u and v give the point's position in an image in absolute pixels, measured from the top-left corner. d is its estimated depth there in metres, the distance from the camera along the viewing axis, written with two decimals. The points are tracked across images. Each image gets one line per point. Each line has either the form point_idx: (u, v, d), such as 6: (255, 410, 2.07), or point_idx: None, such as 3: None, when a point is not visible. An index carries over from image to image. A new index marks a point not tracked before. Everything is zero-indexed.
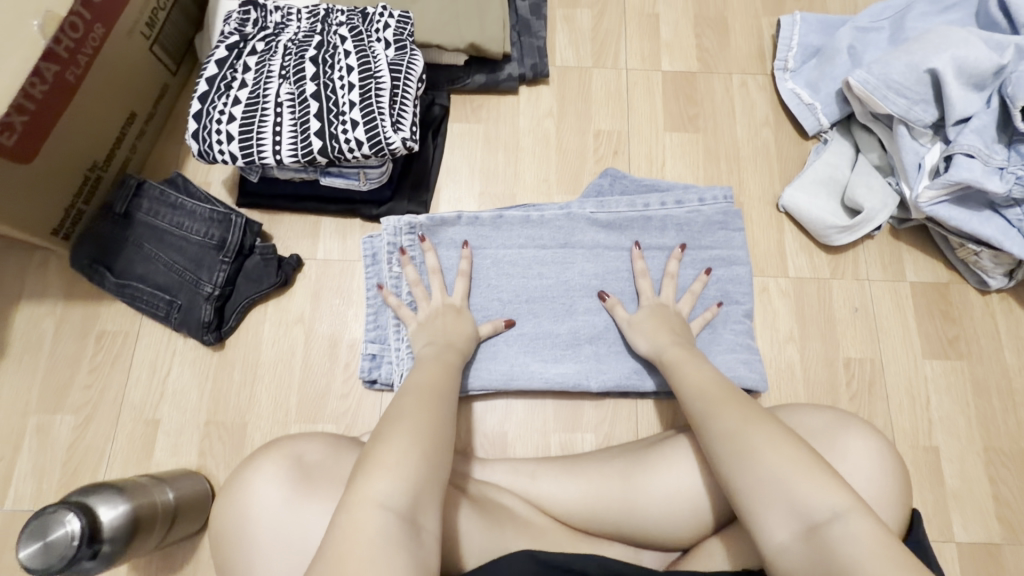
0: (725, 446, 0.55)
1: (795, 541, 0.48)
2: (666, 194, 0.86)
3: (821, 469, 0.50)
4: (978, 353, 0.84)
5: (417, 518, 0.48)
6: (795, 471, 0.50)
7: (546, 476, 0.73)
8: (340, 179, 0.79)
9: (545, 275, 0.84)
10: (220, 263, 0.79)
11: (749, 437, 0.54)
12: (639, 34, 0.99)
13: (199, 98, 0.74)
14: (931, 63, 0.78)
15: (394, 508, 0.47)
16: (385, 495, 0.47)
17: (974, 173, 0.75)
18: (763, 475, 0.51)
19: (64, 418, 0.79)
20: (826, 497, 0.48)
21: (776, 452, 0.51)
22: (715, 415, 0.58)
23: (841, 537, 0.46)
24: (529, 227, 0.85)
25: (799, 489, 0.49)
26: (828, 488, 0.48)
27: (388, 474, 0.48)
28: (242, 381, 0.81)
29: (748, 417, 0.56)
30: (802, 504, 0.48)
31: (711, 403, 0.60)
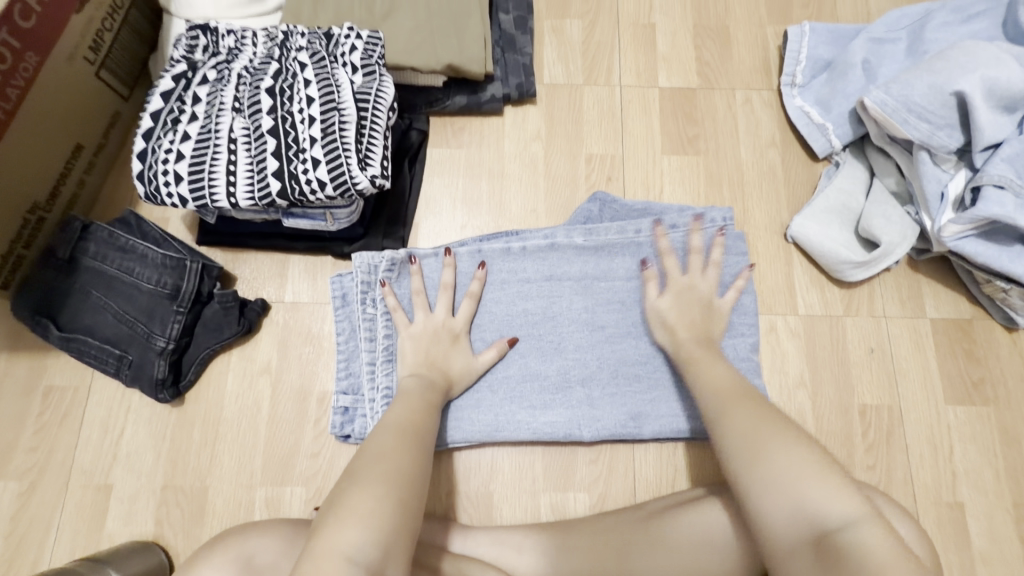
0: (738, 444, 0.53)
1: (802, 546, 0.46)
2: (658, 218, 0.78)
3: (837, 476, 0.48)
4: (1005, 397, 0.77)
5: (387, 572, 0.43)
6: (808, 476, 0.48)
7: (534, 547, 0.66)
8: (305, 220, 0.71)
9: (531, 311, 0.76)
10: (174, 314, 0.72)
11: (763, 438, 0.52)
12: (634, 47, 0.91)
13: (143, 135, 0.67)
14: (958, 85, 0.70)
15: (363, 563, 0.42)
16: (353, 547, 0.42)
17: (1006, 208, 0.68)
18: (773, 476, 0.49)
19: (7, 485, 0.72)
20: (839, 503, 0.46)
21: (787, 455, 0.49)
22: (727, 415, 0.56)
23: (852, 545, 0.43)
24: (510, 259, 0.77)
25: (811, 494, 0.47)
26: (841, 496, 0.46)
27: (358, 521, 0.44)
28: (202, 439, 0.74)
29: (763, 418, 0.54)
30: (813, 509, 0.46)
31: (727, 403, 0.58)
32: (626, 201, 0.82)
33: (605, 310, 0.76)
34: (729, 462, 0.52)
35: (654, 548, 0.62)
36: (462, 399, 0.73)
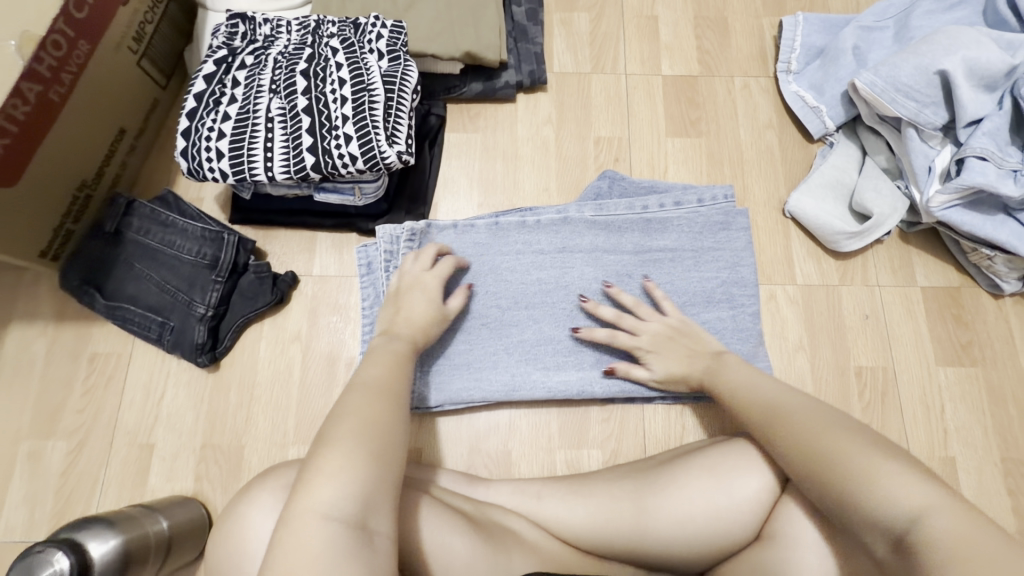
0: (797, 453, 0.54)
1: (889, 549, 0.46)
2: (665, 195, 0.84)
3: (900, 464, 0.48)
4: (992, 358, 0.81)
5: (370, 525, 0.44)
6: (868, 474, 0.48)
7: (551, 496, 0.69)
8: (335, 194, 0.77)
9: (544, 280, 0.81)
10: (214, 282, 0.77)
11: (817, 440, 0.53)
12: (638, 38, 0.97)
13: (187, 115, 0.72)
14: (941, 65, 0.76)
15: (339, 518, 0.43)
16: (329, 505, 0.43)
17: (988, 178, 0.73)
18: (836, 477, 0.50)
19: (57, 444, 0.77)
20: (908, 488, 0.46)
21: (849, 453, 0.50)
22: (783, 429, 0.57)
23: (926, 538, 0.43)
24: (525, 233, 0.82)
25: (872, 496, 0.47)
26: (907, 481, 0.46)
27: (330, 480, 0.44)
28: (239, 402, 0.79)
29: (815, 421, 0.55)
30: (880, 509, 0.46)
31: (778, 410, 0.59)
32: (635, 180, 0.87)
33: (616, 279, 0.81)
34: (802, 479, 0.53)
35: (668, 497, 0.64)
36: (478, 359, 0.79)
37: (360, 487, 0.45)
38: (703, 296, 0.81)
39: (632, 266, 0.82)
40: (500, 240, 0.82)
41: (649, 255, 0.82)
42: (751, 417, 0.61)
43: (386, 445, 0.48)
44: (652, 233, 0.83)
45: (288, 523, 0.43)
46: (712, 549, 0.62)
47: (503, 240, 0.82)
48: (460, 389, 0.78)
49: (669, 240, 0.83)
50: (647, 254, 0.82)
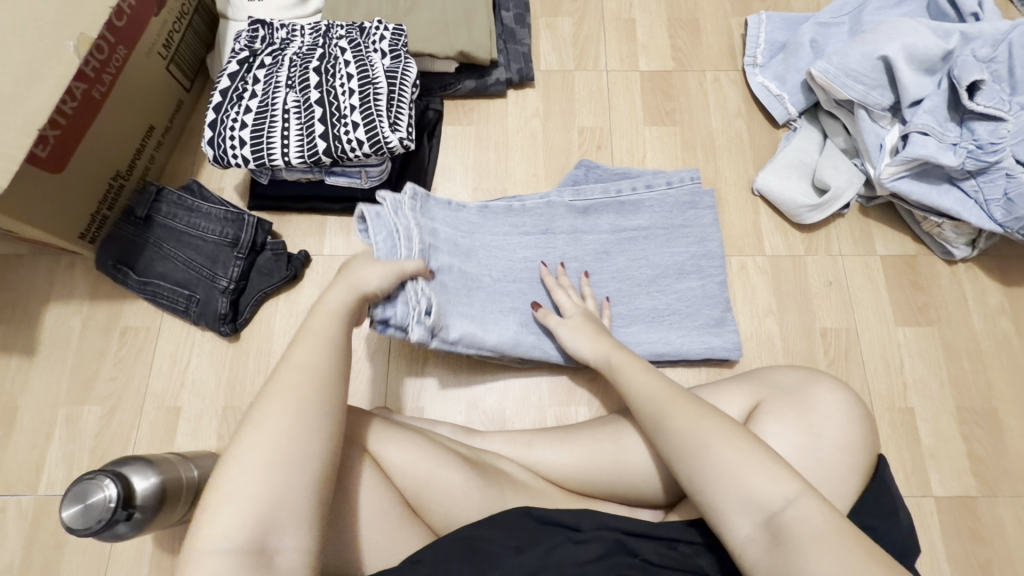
0: (683, 446, 0.55)
1: (758, 533, 0.49)
2: (636, 179, 0.92)
3: (772, 459, 0.51)
4: (946, 319, 0.88)
5: (270, 543, 0.45)
6: (745, 469, 0.51)
7: (541, 444, 0.76)
8: (343, 177, 0.86)
9: (529, 259, 0.88)
10: (234, 259, 0.86)
11: (705, 435, 0.54)
12: (617, 39, 1.06)
13: (214, 109, 0.82)
14: (884, 51, 0.84)
15: (233, 544, 0.44)
16: (221, 538, 0.44)
17: (929, 150, 0.81)
18: (716, 473, 0.52)
19: (92, 408, 0.85)
20: (777, 480, 0.50)
21: (733, 450, 0.52)
22: (670, 413, 0.58)
23: (795, 520, 0.48)
24: (511, 216, 0.90)
25: (751, 483, 0.50)
26: (778, 478, 0.50)
27: (228, 509, 0.45)
28: (256, 368, 0.87)
29: (695, 414, 0.56)
30: (758, 496, 0.49)
31: (661, 406, 0.59)
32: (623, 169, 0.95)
33: (598, 259, 0.89)
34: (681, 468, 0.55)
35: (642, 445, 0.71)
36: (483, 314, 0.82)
37: (257, 508, 0.45)
38: (676, 269, 0.89)
39: (609, 243, 0.90)
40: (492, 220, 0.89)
41: (625, 236, 0.90)
42: (642, 408, 0.61)
43: (282, 453, 0.48)
44: (626, 213, 0.91)
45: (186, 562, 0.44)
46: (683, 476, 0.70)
47: (491, 222, 0.89)
48: (473, 335, 0.79)
49: (644, 220, 0.91)
50: (624, 236, 0.90)
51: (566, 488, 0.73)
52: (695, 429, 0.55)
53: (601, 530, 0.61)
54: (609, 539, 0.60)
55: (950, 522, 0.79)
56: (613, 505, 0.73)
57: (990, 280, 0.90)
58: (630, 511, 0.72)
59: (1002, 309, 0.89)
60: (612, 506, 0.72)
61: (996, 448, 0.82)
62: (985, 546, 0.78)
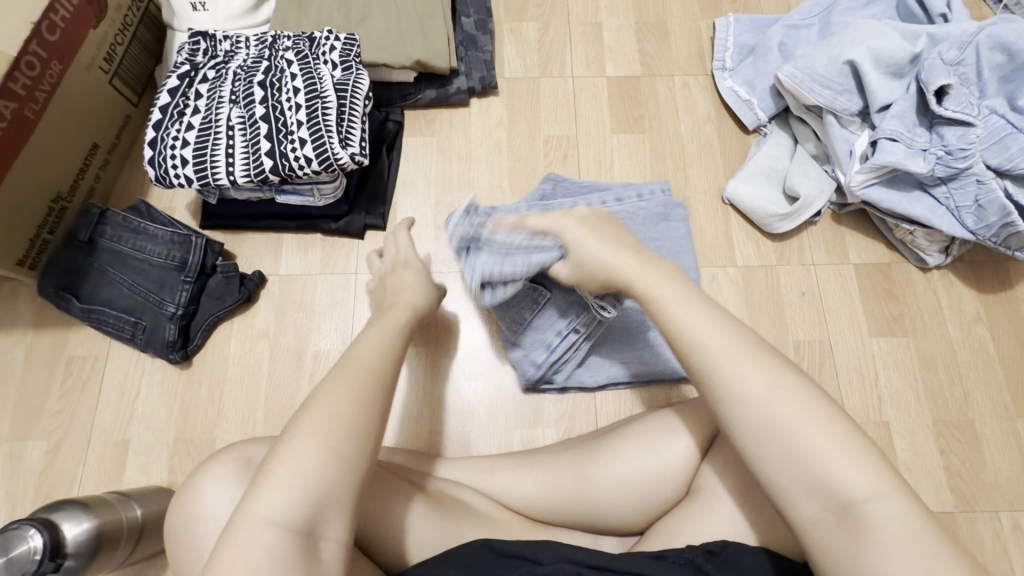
0: (753, 417, 0.45)
1: (826, 517, 0.42)
2: (606, 193, 0.88)
3: (859, 442, 0.43)
4: (922, 329, 0.86)
5: (318, 530, 0.43)
6: (831, 447, 0.42)
7: (503, 470, 0.73)
8: (295, 196, 0.83)
9: None
10: (182, 283, 0.83)
11: (785, 407, 0.44)
12: (584, 44, 1.03)
13: (154, 126, 0.78)
14: (850, 55, 0.82)
15: (283, 523, 0.42)
16: (273, 508, 0.42)
17: (898, 156, 0.79)
18: (790, 453, 0.43)
19: (36, 444, 0.81)
20: (867, 469, 0.42)
21: (815, 432, 0.43)
22: (733, 363, 0.46)
23: (879, 518, 0.41)
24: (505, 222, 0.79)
25: (837, 467, 0.42)
26: (869, 467, 0.42)
27: (279, 484, 0.43)
28: (209, 397, 0.83)
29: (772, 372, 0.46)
30: (840, 482, 0.42)
31: (719, 356, 0.47)
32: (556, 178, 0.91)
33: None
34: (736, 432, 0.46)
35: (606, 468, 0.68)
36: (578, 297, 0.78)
37: (308, 491, 0.43)
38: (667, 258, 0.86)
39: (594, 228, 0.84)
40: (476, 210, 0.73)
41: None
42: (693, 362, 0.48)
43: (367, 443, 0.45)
44: None
45: (234, 526, 0.42)
46: (646, 505, 0.67)
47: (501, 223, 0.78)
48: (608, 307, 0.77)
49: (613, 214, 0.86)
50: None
51: (530, 517, 0.70)
52: (761, 398, 0.45)
53: (559, 562, 0.57)
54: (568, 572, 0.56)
55: None
56: (577, 534, 0.69)
57: (965, 287, 0.88)
58: (593, 541, 0.69)
59: (978, 317, 0.87)
60: (575, 536, 0.69)
61: (974, 462, 0.80)
62: None
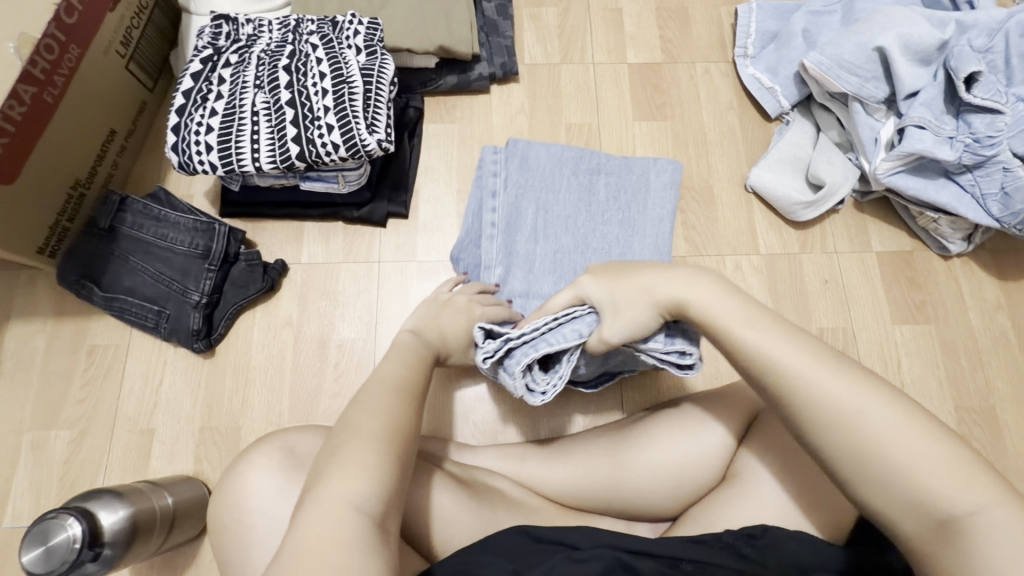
0: (837, 442, 0.46)
1: (925, 530, 0.43)
2: (486, 199, 0.86)
3: (951, 451, 0.43)
4: (944, 316, 0.87)
5: (387, 524, 0.44)
6: (927, 461, 0.43)
7: (534, 458, 0.73)
8: (319, 183, 0.82)
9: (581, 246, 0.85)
10: (206, 272, 0.82)
11: (868, 431, 0.45)
12: (605, 30, 1.02)
13: (177, 112, 0.77)
14: (879, 42, 0.82)
15: (367, 512, 0.43)
16: (360, 496, 0.43)
17: (926, 144, 0.79)
18: (883, 475, 0.44)
19: (60, 433, 0.80)
20: (966, 484, 0.42)
21: (906, 448, 0.44)
22: (814, 380, 0.47)
23: (984, 531, 0.41)
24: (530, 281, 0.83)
25: (932, 481, 0.42)
26: (963, 477, 0.42)
27: (366, 473, 0.44)
28: (234, 386, 0.83)
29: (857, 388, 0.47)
30: (938, 495, 0.42)
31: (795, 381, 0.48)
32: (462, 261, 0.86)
33: (542, 238, 0.85)
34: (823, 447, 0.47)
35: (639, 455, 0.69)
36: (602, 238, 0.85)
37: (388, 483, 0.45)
38: (585, 166, 0.90)
39: (509, 216, 0.86)
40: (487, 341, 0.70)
41: (515, 213, 0.86)
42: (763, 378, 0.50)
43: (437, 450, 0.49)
44: (519, 210, 0.86)
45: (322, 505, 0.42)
46: (680, 491, 0.67)
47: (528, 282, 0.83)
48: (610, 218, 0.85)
49: (506, 199, 0.86)
50: (508, 209, 0.86)
51: (562, 504, 0.71)
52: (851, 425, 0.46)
53: (599, 548, 0.57)
54: (609, 557, 0.55)
55: None
56: (609, 520, 0.70)
57: (986, 276, 0.89)
58: (626, 527, 0.69)
59: (998, 305, 0.88)
60: (609, 521, 0.69)
61: (995, 447, 0.81)
62: None
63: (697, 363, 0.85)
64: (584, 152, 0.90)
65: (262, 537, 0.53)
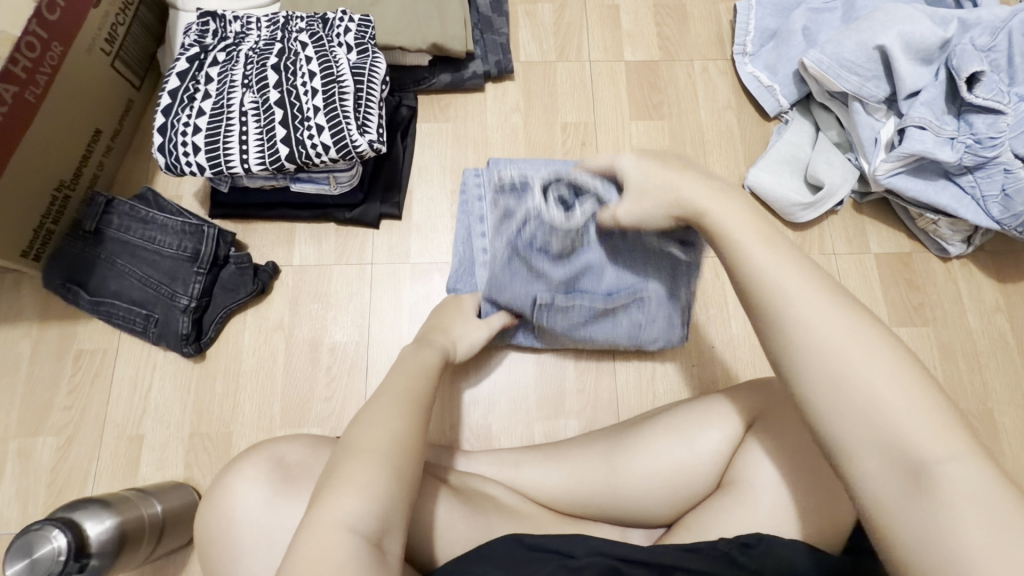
0: (819, 367, 0.43)
1: (891, 476, 0.40)
2: (475, 224, 0.85)
3: (940, 406, 0.41)
4: (942, 318, 0.86)
5: (384, 542, 0.43)
6: (910, 408, 0.40)
7: (529, 464, 0.73)
8: (310, 184, 0.80)
9: None
10: (195, 275, 0.80)
11: (857, 364, 0.42)
12: (601, 27, 1.01)
13: (163, 112, 0.75)
14: (880, 40, 0.81)
15: (363, 532, 0.42)
16: (353, 516, 0.42)
17: (926, 145, 0.78)
18: (861, 405, 0.41)
19: (47, 440, 0.79)
20: (938, 432, 0.40)
21: (890, 385, 0.41)
22: (804, 310, 0.45)
23: (953, 481, 0.38)
24: None
25: (907, 425, 0.40)
26: (944, 429, 0.40)
27: (354, 490, 0.44)
28: (224, 391, 0.81)
29: (849, 323, 0.43)
30: (908, 438, 0.40)
31: (786, 303, 0.45)
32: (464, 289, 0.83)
33: None
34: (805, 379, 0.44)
35: (634, 460, 0.68)
36: None
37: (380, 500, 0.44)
38: (570, 176, 0.86)
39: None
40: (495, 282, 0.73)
41: None
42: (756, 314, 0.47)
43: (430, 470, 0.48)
44: None
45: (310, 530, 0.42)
46: (676, 498, 0.66)
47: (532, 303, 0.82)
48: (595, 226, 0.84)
49: (494, 222, 0.84)
50: (499, 232, 0.83)
51: (556, 510, 0.70)
52: (841, 355, 0.43)
53: (594, 555, 0.56)
54: (604, 564, 0.55)
55: None
56: (605, 527, 0.69)
57: (985, 277, 0.88)
58: (621, 533, 0.69)
59: (997, 307, 0.87)
60: (604, 528, 0.69)
61: (993, 451, 0.81)
62: None
63: (695, 367, 0.85)
64: (564, 159, 0.87)
65: (250, 551, 0.52)
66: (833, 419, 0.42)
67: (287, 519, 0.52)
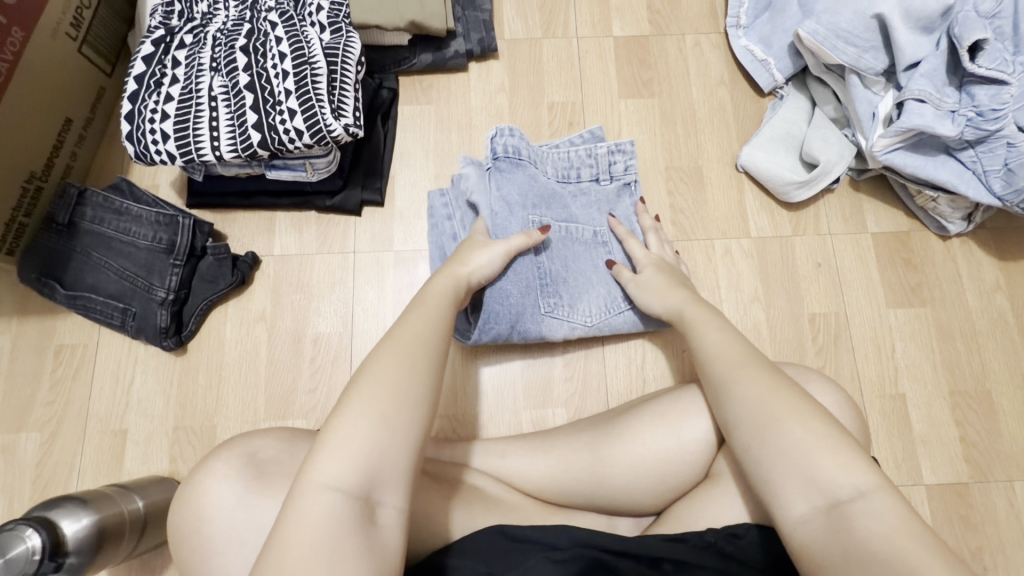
0: (748, 418, 0.52)
1: (816, 516, 0.46)
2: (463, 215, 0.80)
3: (847, 446, 0.48)
4: (940, 298, 0.84)
5: (375, 498, 0.43)
6: (823, 452, 0.47)
7: (515, 454, 0.71)
8: (286, 171, 0.78)
9: (570, 252, 0.81)
10: (172, 267, 0.79)
11: (776, 411, 0.51)
12: (588, 2, 0.96)
13: (129, 98, 0.72)
14: (878, 8, 0.77)
15: (343, 490, 0.42)
16: (332, 477, 0.42)
17: (926, 118, 0.74)
18: (782, 452, 0.49)
19: (30, 435, 0.78)
20: (848, 471, 0.46)
21: (803, 428, 0.49)
22: (740, 380, 0.54)
23: (864, 514, 0.45)
24: (541, 293, 0.78)
25: (823, 466, 0.47)
26: (852, 466, 0.47)
27: (338, 453, 0.43)
28: (208, 384, 0.80)
29: (769, 383, 0.53)
30: (825, 482, 0.46)
31: (719, 365, 0.57)
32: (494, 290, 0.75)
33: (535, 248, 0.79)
34: (738, 427, 0.53)
35: (619, 453, 0.66)
36: (580, 235, 0.82)
37: (362, 457, 0.43)
38: (548, 169, 0.83)
39: (507, 229, 0.77)
40: (516, 320, 0.77)
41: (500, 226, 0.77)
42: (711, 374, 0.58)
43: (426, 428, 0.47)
44: (507, 219, 0.77)
45: (293, 498, 0.41)
46: (663, 488, 0.65)
47: (534, 296, 0.78)
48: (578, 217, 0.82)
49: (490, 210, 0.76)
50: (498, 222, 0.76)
51: (542, 500, 0.69)
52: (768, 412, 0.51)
53: (579, 547, 0.53)
54: (589, 557, 0.53)
55: (942, 511, 0.76)
56: (592, 517, 0.68)
57: (985, 255, 0.85)
58: (608, 523, 0.68)
59: (997, 285, 0.84)
60: (590, 518, 0.68)
61: (990, 433, 0.79)
62: (977, 532, 0.76)
63: (685, 353, 0.83)
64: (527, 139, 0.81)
65: (224, 549, 0.51)
66: (760, 468, 0.50)
67: (260, 516, 0.51)
